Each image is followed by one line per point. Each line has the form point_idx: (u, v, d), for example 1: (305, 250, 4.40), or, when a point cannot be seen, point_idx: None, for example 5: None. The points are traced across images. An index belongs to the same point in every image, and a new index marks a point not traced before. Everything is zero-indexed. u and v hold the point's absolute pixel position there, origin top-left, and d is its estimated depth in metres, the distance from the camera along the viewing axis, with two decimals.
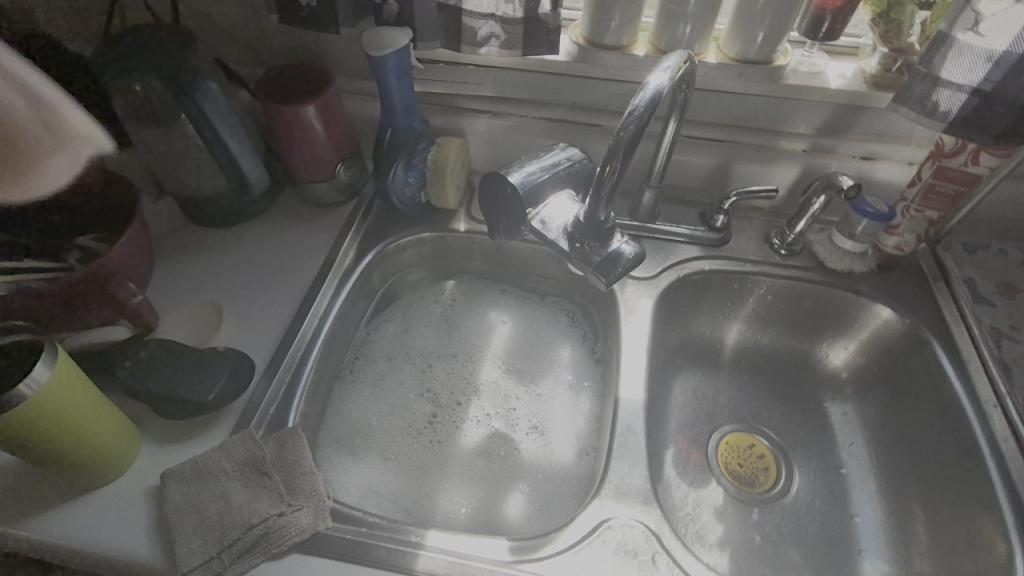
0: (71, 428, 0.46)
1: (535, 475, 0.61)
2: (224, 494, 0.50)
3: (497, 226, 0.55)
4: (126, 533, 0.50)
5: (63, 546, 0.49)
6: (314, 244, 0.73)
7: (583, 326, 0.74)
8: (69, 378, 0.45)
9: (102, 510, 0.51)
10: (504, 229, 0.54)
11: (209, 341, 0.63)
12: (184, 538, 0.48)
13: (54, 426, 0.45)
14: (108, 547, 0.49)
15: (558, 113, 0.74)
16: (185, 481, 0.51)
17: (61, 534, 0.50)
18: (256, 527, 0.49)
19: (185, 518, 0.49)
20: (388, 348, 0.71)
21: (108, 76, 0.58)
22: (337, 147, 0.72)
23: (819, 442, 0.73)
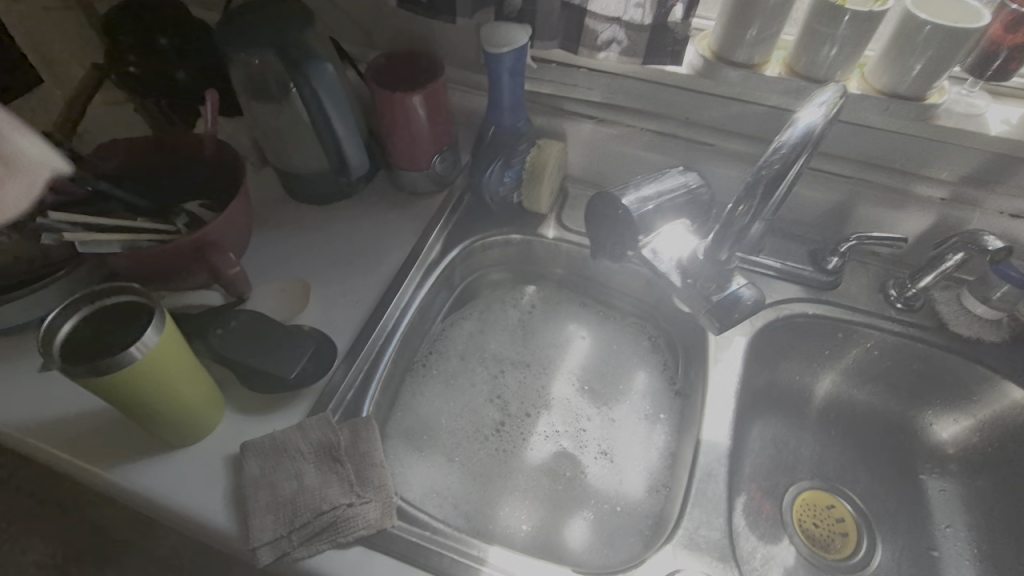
0: (166, 391, 0.48)
1: (601, 504, 0.59)
2: (298, 475, 0.51)
3: (602, 244, 0.56)
4: (204, 495, 0.51)
5: (146, 497, 0.52)
6: (402, 232, 0.73)
7: (665, 354, 0.70)
8: (171, 344, 0.46)
9: (184, 469, 0.53)
10: (608, 250, 0.57)
11: (295, 317, 0.64)
12: (257, 511, 0.49)
13: (152, 388, 0.46)
14: (186, 506, 0.51)
15: (669, 127, 0.69)
16: (263, 455, 0.52)
17: (145, 486, 0.52)
18: (326, 514, 0.49)
19: (259, 492, 0.50)
20: (462, 347, 0.70)
21: (231, 48, 0.59)
22: (436, 139, 0.71)
23: (910, 517, 0.67)
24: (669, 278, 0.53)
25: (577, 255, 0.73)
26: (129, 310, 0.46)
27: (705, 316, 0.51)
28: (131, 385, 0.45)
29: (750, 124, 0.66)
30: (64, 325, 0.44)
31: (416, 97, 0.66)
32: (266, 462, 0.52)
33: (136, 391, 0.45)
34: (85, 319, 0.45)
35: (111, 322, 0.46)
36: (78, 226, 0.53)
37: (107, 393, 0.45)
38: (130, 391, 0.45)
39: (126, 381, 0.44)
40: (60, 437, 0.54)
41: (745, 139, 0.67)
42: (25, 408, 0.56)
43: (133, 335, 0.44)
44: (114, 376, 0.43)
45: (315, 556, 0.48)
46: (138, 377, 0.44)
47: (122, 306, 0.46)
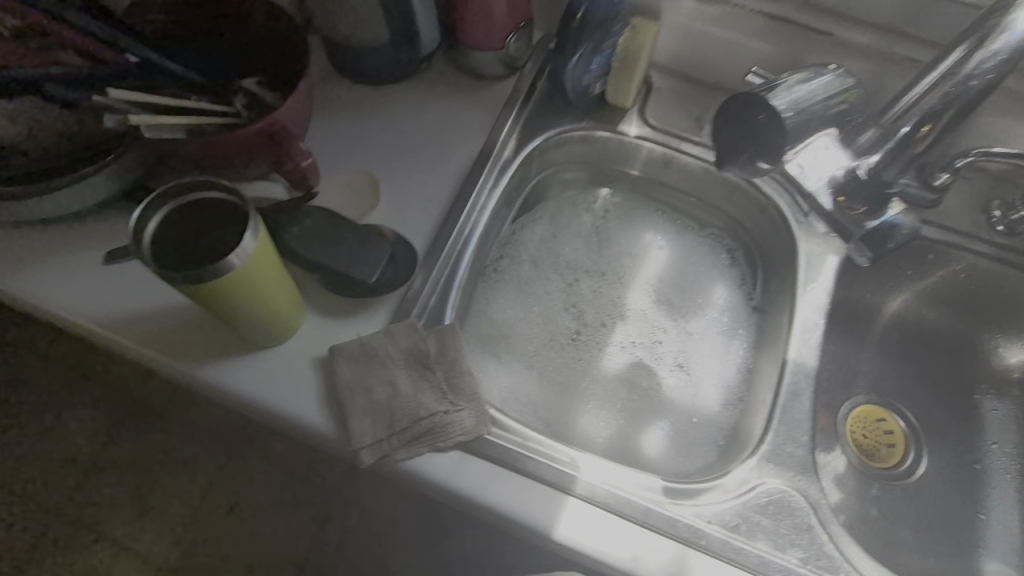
0: (255, 297, 0.45)
1: (677, 415, 0.60)
2: (391, 381, 0.51)
3: (731, 156, 0.48)
4: (297, 397, 0.51)
5: (238, 395, 0.52)
6: (469, 122, 0.66)
7: (744, 268, 0.68)
8: (262, 255, 0.42)
9: (272, 370, 0.52)
10: (736, 161, 0.48)
11: (366, 216, 0.59)
12: (355, 415, 0.49)
13: (243, 296, 0.43)
14: (280, 406, 0.51)
15: (786, 9, 0.59)
16: (354, 359, 0.52)
17: (236, 384, 0.52)
18: (424, 420, 0.50)
19: (356, 397, 0.50)
20: (534, 252, 0.67)
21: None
22: (513, 15, 0.62)
23: (960, 433, 0.70)
24: (819, 199, 0.49)
25: (661, 157, 0.67)
26: (214, 211, 0.41)
27: (855, 242, 0.50)
28: (223, 293, 0.41)
29: (888, 10, 0.56)
30: (155, 217, 0.40)
31: None
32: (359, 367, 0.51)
33: (228, 298, 0.42)
34: (170, 214, 0.41)
35: (197, 221, 0.41)
36: (138, 104, 0.49)
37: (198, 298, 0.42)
38: (221, 298, 0.42)
39: (220, 289, 0.40)
40: (143, 333, 0.53)
41: (876, 29, 0.58)
42: (100, 303, 0.54)
43: (226, 243, 0.40)
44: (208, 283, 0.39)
45: (414, 458, 0.49)
46: (231, 286, 0.41)
47: (207, 206, 0.41)
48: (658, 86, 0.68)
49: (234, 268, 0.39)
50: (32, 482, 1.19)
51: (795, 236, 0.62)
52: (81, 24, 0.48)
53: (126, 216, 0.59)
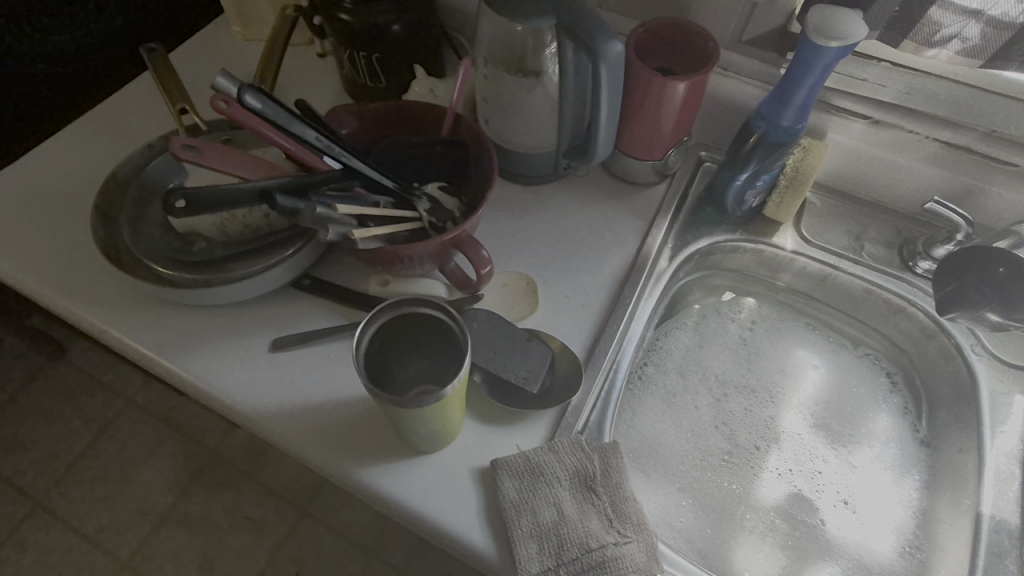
0: (440, 416, 0.46)
1: (846, 560, 0.54)
2: (557, 503, 0.48)
3: (950, 302, 0.56)
4: (458, 510, 0.50)
5: (394, 503, 0.50)
6: (620, 227, 0.66)
7: (904, 396, 0.63)
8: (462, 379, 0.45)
9: (431, 478, 0.51)
10: (961, 303, 0.56)
11: (523, 318, 0.59)
12: (521, 539, 0.47)
13: (434, 414, 0.45)
14: (439, 519, 0.49)
15: (965, 139, 0.58)
16: (518, 475, 0.50)
17: (393, 491, 0.50)
18: (594, 552, 0.46)
19: (521, 519, 0.48)
20: (680, 362, 0.65)
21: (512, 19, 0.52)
22: (679, 126, 0.63)
23: None
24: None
25: (815, 272, 0.65)
26: (427, 322, 0.46)
27: None
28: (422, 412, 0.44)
29: None
30: (365, 334, 0.43)
31: (681, 84, 0.57)
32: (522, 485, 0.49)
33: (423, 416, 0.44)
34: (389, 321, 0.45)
35: (411, 347, 0.48)
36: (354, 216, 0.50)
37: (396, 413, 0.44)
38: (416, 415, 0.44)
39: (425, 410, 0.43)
40: (307, 426, 0.53)
41: None
42: (268, 391, 0.55)
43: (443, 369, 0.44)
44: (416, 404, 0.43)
45: None
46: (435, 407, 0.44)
47: (422, 316, 0.45)
48: (811, 201, 0.67)
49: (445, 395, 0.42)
50: (102, 529, 1.16)
51: (972, 370, 0.58)
52: (304, 135, 0.51)
53: (294, 303, 0.60)
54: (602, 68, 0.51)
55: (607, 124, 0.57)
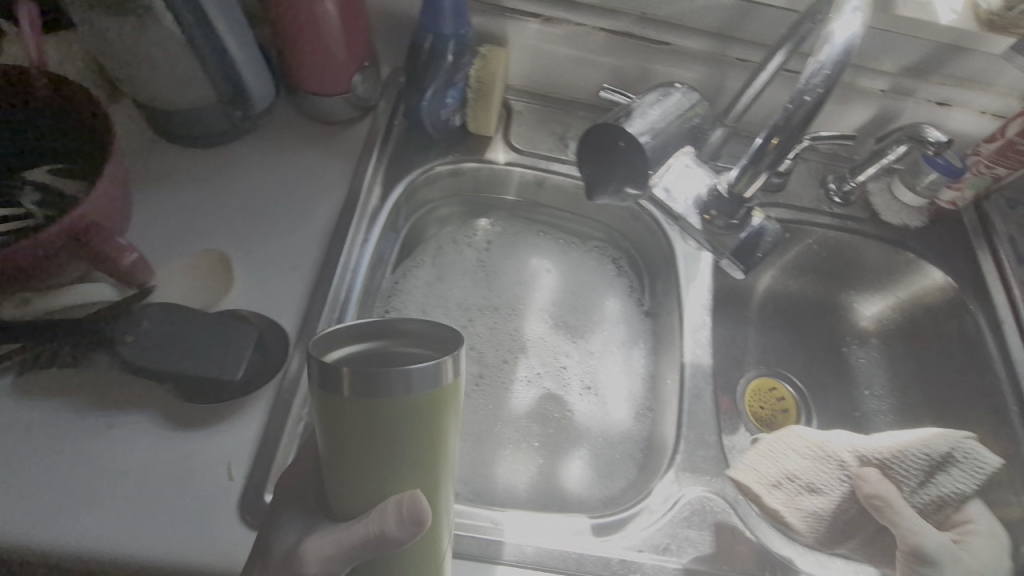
0: (410, 455, 0.31)
1: (592, 440, 0.60)
2: (256, 480, 0.46)
3: (596, 185, 0.43)
4: (130, 525, 0.44)
5: (55, 547, 0.43)
6: (324, 175, 0.61)
7: (630, 275, 0.69)
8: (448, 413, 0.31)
9: (98, 505, 0.44)
10: (603, 187, 0.43)
11: (219, 303, 0.52)
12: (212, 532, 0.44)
13: (375, 449, 0.31)
14: (111, 544, 0.43)
15: (624, 24, 0.61)
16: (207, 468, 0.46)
17: (53, 535, 0.43)
18: None
19: (195, 512, 0.45)
20: (422, 300, 0.64)
21: None
22: (353, 51, 0.57)
23: (839, 387, 0.76)
24: (686, 223, 0.42)
25: (532, 180, 0.66)
26: (405, 356, 0.30)
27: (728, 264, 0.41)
28: (368, 432, 0.30)
29: (712, 16, 0.59)
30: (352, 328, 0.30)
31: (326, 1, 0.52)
32: (231, 505, 0.45)
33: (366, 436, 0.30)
34: (367, 340, 0.30)
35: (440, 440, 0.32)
36: None
37: (337, 431, 0.30)
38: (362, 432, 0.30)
39: (354, 409, 0.29)
40: None
41: (704, 35, 0.61)
42: None
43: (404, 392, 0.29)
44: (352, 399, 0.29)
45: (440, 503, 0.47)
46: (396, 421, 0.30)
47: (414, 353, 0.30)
48: (517, 108, 0.68)
49: (396, 390, 0.29)
50: None
51: (669, 242, 0.64)
52: None
53: None
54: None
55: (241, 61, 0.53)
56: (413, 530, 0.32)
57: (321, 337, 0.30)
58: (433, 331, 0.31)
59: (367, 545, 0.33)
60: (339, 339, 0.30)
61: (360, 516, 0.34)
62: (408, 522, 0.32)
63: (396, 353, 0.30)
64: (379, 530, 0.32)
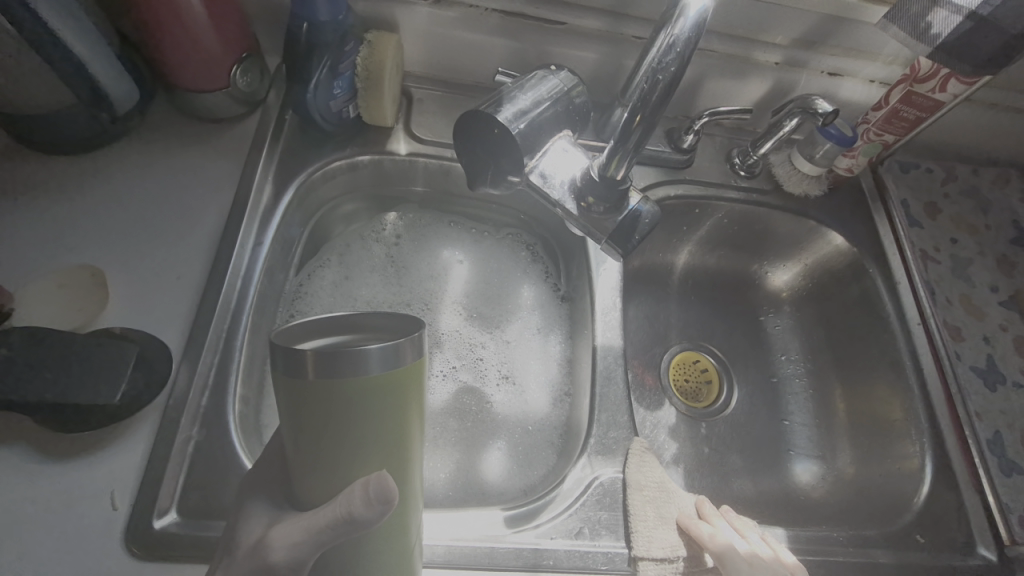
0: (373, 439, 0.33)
1: (511, 429, 0.59)
2: (142, 507, 0.44)
3: (477, 175, 0.42)
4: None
5: None
6: (209, 177, 0.57)
7: (545, 261, 0.68)
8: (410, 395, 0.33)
9: None
10: (485, 178, 0.42)
11: (94, 321, 0.49)
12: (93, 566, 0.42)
13: (341, 436, 0.33)
14: None
15: (516, 4, 0.59)
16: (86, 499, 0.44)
17: None
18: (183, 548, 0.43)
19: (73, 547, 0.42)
20: (329, 301, 0.62)
21: None
22: (228, 42, 0.53)
23: (757, 355, 0.78)
24: (564, 208, 0.42)
25: (437, 169, 0.64)
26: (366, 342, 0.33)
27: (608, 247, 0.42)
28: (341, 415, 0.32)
29: None
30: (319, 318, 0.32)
31: None
32: (117, 535, 0.43)
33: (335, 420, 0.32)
34: (334, 333, 0.32)
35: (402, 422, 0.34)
36: None
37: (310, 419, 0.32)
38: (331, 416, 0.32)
39: (322, 391, 0.31)
40: None
41: (598, 13, 0.60)
42: None
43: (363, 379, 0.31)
44: (318, 381, 0.30)
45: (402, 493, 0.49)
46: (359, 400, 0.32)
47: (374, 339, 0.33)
48: (418, 96, 0.66)
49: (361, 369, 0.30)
50: None
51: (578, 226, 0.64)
52: None
53: None
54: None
55: (92, 59, 0.48)
56: (380, 509, 0.34)
57: (285, 332, 0.31)
58: (390, 321, 0.33)
59: (336, 528, 0.34)
60: (307, 329, 0.32)
61: (328, 503, 0.35)
62: (375, 502, 0.34)
63: (358, 341, 0.32)
64: (347, 511, 0.34)
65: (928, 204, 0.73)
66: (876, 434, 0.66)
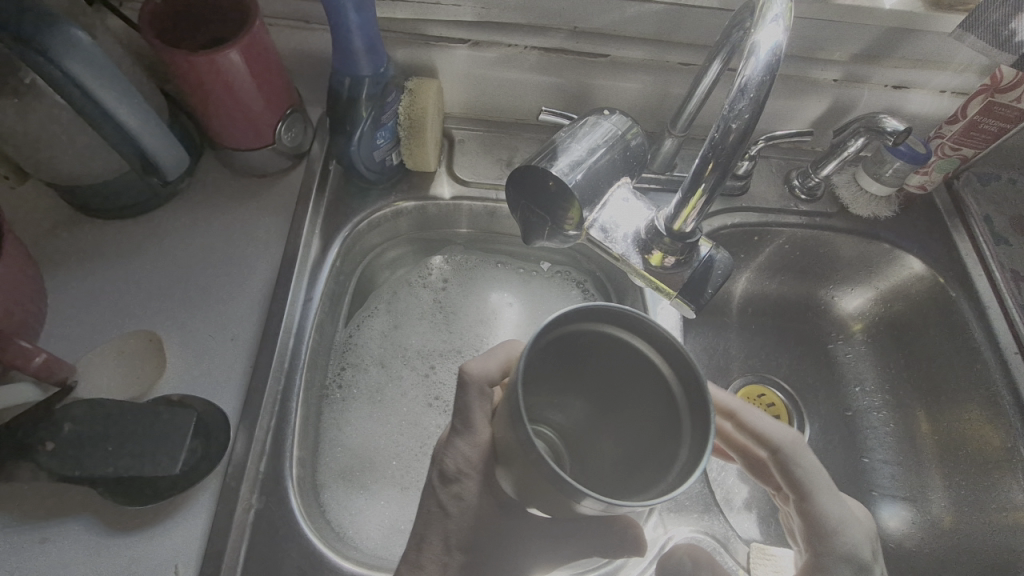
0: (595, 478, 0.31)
1: None
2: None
3: (534, 232, 0.41)
4: None
5: None
6: (258, 235, 0.57)
7: (598, 299, 0.65)
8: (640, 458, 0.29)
9: None
10: (542, 235, 0.41)
11: (154, 387, 0.49)
12: None
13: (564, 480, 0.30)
14: None
15: (556, 41, 0.58)
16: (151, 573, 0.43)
17: None
18: None
19: None
20: (378, 351, 0.61)
21: None
22: (270, 98, 0.53)
23: (828, 385, 0.72)
24: (628, 261, 0.40)
25: (483, 211, 0.63)
26: (579, 346, 0.33)
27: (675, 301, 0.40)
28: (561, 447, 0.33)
29: (648, 23, 0.56)
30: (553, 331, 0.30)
31: (230, 53, 0.48)
32: None
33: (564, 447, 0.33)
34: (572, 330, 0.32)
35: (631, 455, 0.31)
36: None
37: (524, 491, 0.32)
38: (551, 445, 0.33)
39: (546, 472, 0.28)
40: None
41: (642, 43, 0.58)
42: None
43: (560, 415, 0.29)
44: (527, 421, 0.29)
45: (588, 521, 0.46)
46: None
47: (581, 340, 0.33)
48: (459, 138, 0.65)
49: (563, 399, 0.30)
50: None
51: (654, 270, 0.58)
52: None
53: None
54: (73, 67, 0.42)
55: (147, 131, 0.49)
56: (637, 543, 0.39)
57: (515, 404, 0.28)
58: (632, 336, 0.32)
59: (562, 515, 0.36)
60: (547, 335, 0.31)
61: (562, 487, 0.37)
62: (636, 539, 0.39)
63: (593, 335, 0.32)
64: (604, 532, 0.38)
65: (1014, 218, 0.67)
66: (975, 474, 0.60)
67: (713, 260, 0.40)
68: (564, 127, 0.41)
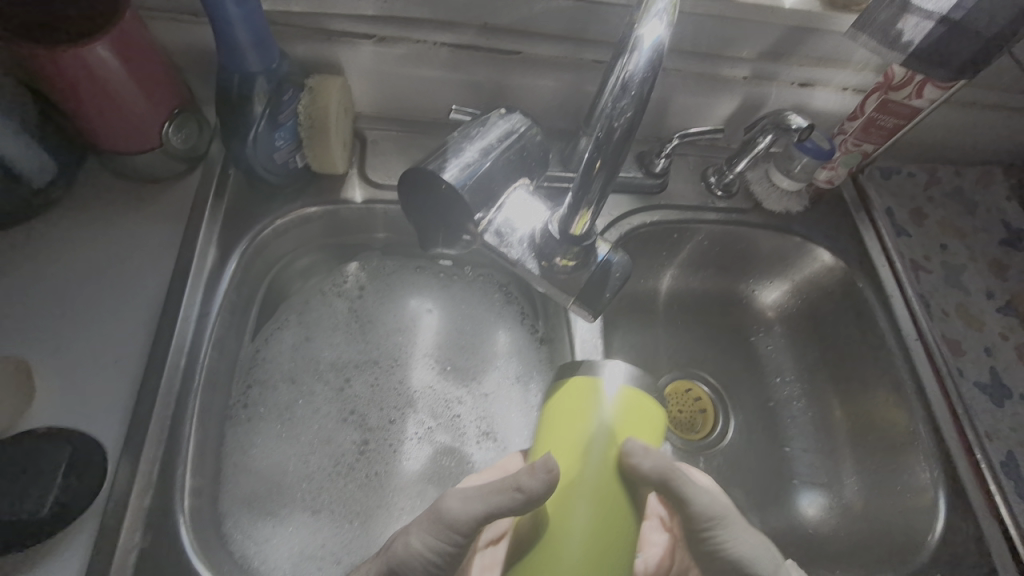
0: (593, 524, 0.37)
1: None
2: None
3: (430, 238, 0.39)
4: None
5: None
6: (147, 246, 0.53)
7: (520, 301, 0.64)
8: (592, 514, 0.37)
9: None
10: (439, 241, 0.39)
11: (20, 420, 0.44)
12: None
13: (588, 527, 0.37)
14: None
15: (466, 37, 0.55)
16: None
17: None
18: None
19: None
20: (288, 366, 0.57)
21: None
22: (153, 96, 0.49)
23: (750, 378, 0.74)
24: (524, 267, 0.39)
25: (398, 215, 0.60)
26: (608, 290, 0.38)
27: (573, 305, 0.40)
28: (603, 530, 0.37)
29: (556, 20, 0.54)
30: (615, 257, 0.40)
31: (96, 47, 0.43)
32: None
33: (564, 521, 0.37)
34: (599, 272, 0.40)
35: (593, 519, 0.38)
36: None
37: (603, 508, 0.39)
38: (599, 536, 0.37)
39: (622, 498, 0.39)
40: None
41: (552, 41, 0.56)
42: None
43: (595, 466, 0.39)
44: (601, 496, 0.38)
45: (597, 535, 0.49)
46: (589, 517, 0.37)
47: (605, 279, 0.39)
48: (373, 138, 0.62)
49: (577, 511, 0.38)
50: None
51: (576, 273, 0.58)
52: None
53: None
54: None
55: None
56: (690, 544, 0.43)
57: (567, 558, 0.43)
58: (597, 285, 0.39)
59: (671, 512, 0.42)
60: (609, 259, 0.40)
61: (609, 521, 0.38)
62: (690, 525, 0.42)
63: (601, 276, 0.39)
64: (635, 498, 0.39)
65: (912, 210, 0.71)
66: (881, 458, 0.63)
67: (608, 263, 0.40)
68: (460, 126, 0.40)
